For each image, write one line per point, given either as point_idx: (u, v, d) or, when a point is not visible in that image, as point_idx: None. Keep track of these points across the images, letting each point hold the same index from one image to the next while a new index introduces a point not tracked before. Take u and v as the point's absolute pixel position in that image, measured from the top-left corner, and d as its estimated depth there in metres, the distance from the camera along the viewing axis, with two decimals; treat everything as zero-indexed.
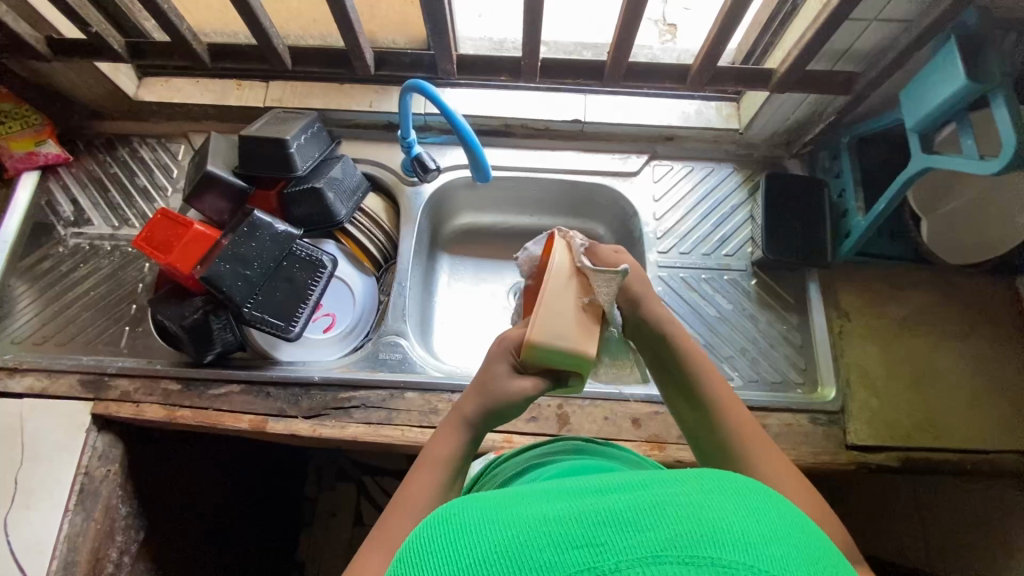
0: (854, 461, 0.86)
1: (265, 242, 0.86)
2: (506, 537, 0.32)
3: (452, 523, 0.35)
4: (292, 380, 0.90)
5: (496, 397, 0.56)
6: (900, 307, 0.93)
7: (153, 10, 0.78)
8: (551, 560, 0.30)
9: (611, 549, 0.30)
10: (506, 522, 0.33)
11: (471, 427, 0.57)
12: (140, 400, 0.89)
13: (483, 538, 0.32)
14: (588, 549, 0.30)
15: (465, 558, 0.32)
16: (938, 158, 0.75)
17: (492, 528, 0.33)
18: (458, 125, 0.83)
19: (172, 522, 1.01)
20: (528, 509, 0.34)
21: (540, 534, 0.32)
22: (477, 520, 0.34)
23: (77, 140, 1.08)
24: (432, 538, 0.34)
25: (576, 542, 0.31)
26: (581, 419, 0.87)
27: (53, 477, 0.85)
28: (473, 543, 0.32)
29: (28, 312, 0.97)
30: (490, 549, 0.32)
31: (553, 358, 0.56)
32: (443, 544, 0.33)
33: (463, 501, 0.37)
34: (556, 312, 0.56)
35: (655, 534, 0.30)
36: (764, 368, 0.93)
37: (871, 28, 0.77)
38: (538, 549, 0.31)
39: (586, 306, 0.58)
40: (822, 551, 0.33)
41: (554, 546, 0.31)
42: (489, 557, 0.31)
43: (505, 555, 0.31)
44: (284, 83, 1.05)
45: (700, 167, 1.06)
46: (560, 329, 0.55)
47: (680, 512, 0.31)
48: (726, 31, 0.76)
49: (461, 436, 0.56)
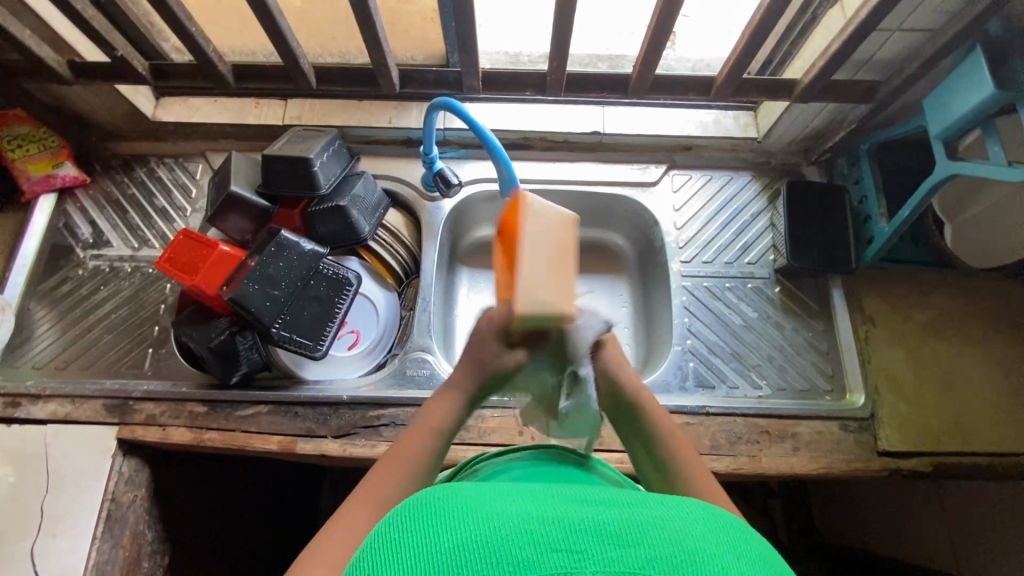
0: (886, 468, 0.85)
1: (292, 260, 0.85)
2: (489, 528, 0.33)
3: (435, 506, 0.36)
4: (320, 399, 0.90)
5: (487, 372, 0.56)
6: (925, 311, 0.94)
7: (181, 33, 0.78)
8: (530, 558, 0.31)
9: (591, 558, 0.31)
10: (491, 513, 0.34)
11: (466, 397, 0.57)
12: (166, 423, 0.88)
13: (465, 526, 0.33)
14: (568, 554, 0.31)
15: (447, 541, 0.33)
16: (963, 166, 0.75)
17: (476, 517, 0.34)
18: (486, 140, 0.83)
19: (196, 545, 1.00)
20: (510, 505, 0.35)
21: (522, 532, 0.33)
22: (463, 508, 0.35)
23: (94, 162, 1.07)
24: (415, 517, 0.35)
25: (555, 545, 0.32)
26: (613, 433, 0.87)
27: (78, 504, 0.83)
28: (457, 529, 0.33)
29: (49, 336, 0.96)
30: (472, 537, 0.33)
31: (536, 324, 0.51)
32: (425, 524, 0.34)
33: (449, 489, 0.38)
34: (529, 278, 0.50)
35: (635, 553, 0.31)
36: (791, 376, 0.93)
37: (894, 38, 0.78)
38: (519, 545, 0.32)
39: (557, 262, 0.51)
40: None
41: (534, 545, 0.32)
42: (471, 544, 0.32)
43: (487, 544, 0.32)
44: (302, 101, 1.05)
45: (718, 176, 1.07)
46: (524, 285, 0.49)
47: (661, 534, 0.33)
48: (754, 44, 0.76)
49: (458, 407, 0.57)
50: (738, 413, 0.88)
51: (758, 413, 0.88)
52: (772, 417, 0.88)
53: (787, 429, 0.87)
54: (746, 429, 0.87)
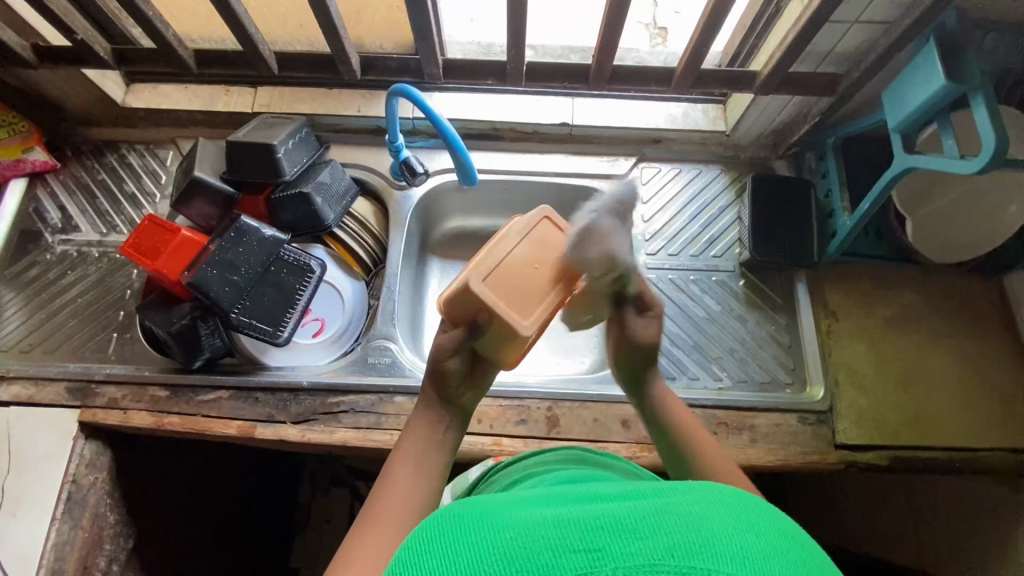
0: (842, 460, 0.86)
1: (252, 246, 0.85)
2: (506, 539, 0.35)
3: (451, 526, 0.38)
4: (280, 385, 0.90)
5: (432, 374, 0.61)
6: (887, 306, 0.94)
7: (138, 18, 0.78)
8: (551, 562, 0.33)
9: (609, 555, 0.33)
10: (504, 527, 0.36)
11: (433, 404, 0.61)
12: (128, 407, 0.89)
13: (485, 539, 0.35)
14: (588, 554, 0.33)
15: (466, 558, 0.34)
16: (919, 158, 0.75)
17: (492, 531, 0.36)
18: (444, 129, 0.83)
19: (161, 528, 1.00)
20: (525, 515, 0.38)
21: (538, 538, 0.34)
22: (477, 525, 0.37)
23: (65, 147, 1.08)
24: (434, 538, 0.37)
25: (573, 547, 0.34)
26: (571, 422, 0.87)
27: (40, 486, 0.84)
28: (473, 543, 0.35)
29: (17, 319, 0.96)
30: (490, 550, 0.34)
31: (458, 298, 0.61)
32: (441, 546, 0.36)
33: (460, 509, 0.40)
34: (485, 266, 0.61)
35: (652, 543, 0.33)
36: (752, 369, 0.93)
37: (853, 30, 0.77)
38: (538, 550, 0.34)
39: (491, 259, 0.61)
40: (820, 564, 0.36)
41: (554, 548, 0.34)
42: (492, 556, 0.34)
43: (504, 555, 0.34)
44: (273, 89, 1.06)
45: (688, 169, 1.07)
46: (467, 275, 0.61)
47: (677, 521, 0.35)
48: (709, 34, 0.76)
49: (430, 413, 0.60)
50: (696, 404, 0.88)
51: (717, 406, 0.88)
52: (730, 409, 0.88)
53: (744, 421, 0.88)
54: (703, 420, 0.88)
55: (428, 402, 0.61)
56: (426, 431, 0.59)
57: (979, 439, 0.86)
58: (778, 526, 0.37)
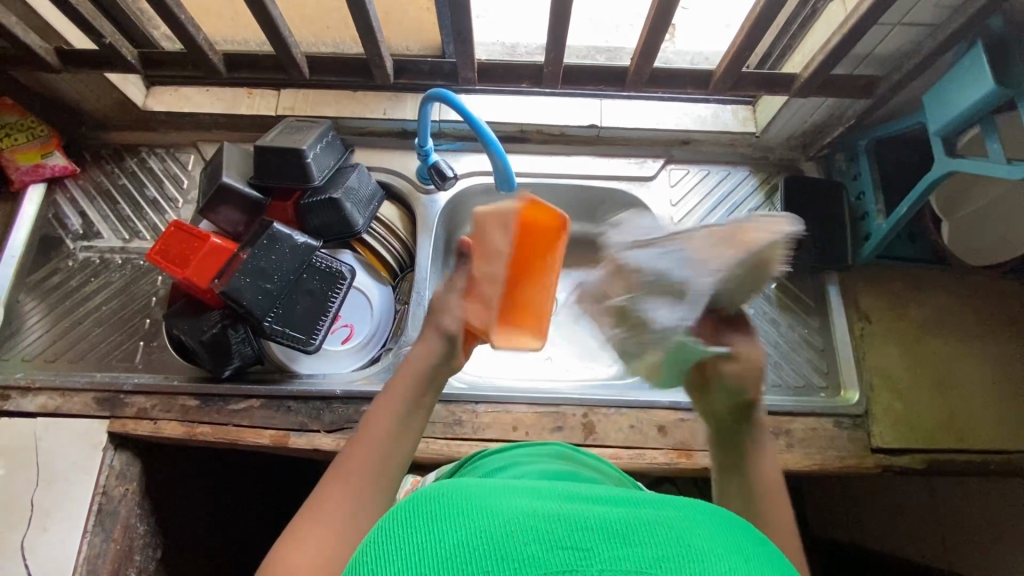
0: (879, 465, 0.86)
1: (285, 253, 0.84)
2: (495, 525, 0.34)
3: (442, 501, 0.36)
4: (312, 394, 0.89)
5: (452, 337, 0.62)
6: (920, 308, 0.94)
7: (169, 20, 0.76)
8: (536, 556, 0.32)
9: (597, 556, 0.32)
10: (496, 512, 0.35)
11: (428, 360, 0.60)
12: (157, 417, 0.88)
13: (472, 519, 0.34)
14: (574, 552, 0.32)
15: (452, 539, 0.33)
16: (962, 163, 0.74)
17: (482, 514, 0.35)
18: (482, 132, 0.82)
19: (187, 537, 0.99)
20: (514, 503, 0.36)
21: (527, 529, 0.33)
22: (469, 506, 0.36)
23: (84, 151, 1.06)
24: (424, 513, 0.36)
25: (561, 543, 0.32)
26: (607, 428, 0.87)
27: (70, 498, 0.82)
28: (460, 525, 0.34)
29: (39, 329, 0.94)
30: (476, 534, 0.33)
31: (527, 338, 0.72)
32: (431, 522, 0.35)
33: (455, 487, 0.39)
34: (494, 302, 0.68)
35: (641, 555, 0.32)
36: (785, 373, 0.93)
37: (895, 32, 0.76)
38: (525, 543, 0.32)
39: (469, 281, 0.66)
40: None
41: (541, 543, 0.32)
42: (478, 539, 0.33)
43: (493, 538, 0.33)
44: (296, 91, 1.04)
45: (716, 171, 1.06)
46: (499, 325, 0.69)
47: (667, 537, 0.33)
48: (753, 36, 0.75)
49: (422, 371, 0.60)
50: None
51: None
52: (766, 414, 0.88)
53: (781, 426, 0.87)
54: None
55: (423, 357, 0.60)
56: (411, 393, 0.59)
57: (1015, 440, 0.86)
58: (766, 554, 0.36)
